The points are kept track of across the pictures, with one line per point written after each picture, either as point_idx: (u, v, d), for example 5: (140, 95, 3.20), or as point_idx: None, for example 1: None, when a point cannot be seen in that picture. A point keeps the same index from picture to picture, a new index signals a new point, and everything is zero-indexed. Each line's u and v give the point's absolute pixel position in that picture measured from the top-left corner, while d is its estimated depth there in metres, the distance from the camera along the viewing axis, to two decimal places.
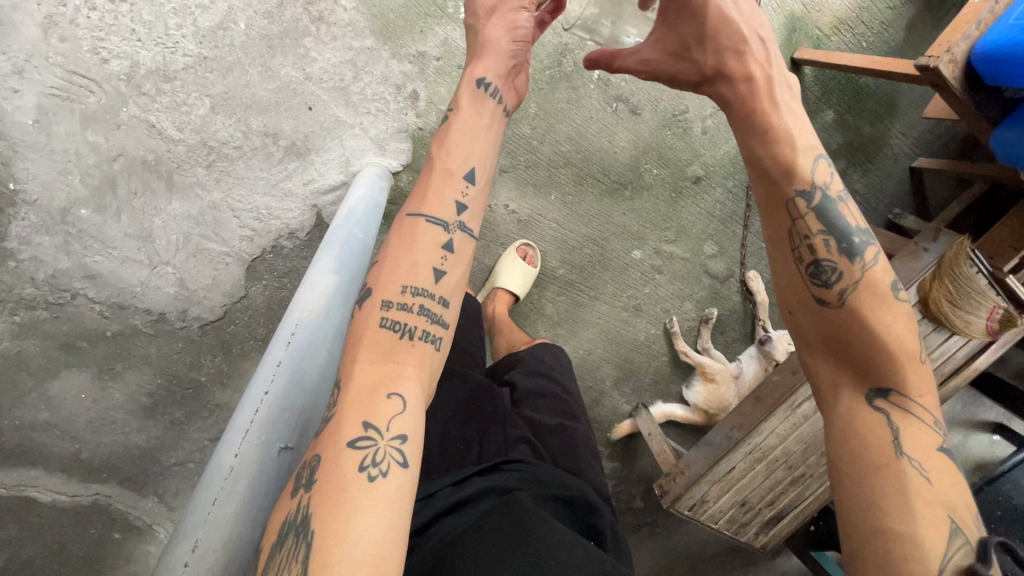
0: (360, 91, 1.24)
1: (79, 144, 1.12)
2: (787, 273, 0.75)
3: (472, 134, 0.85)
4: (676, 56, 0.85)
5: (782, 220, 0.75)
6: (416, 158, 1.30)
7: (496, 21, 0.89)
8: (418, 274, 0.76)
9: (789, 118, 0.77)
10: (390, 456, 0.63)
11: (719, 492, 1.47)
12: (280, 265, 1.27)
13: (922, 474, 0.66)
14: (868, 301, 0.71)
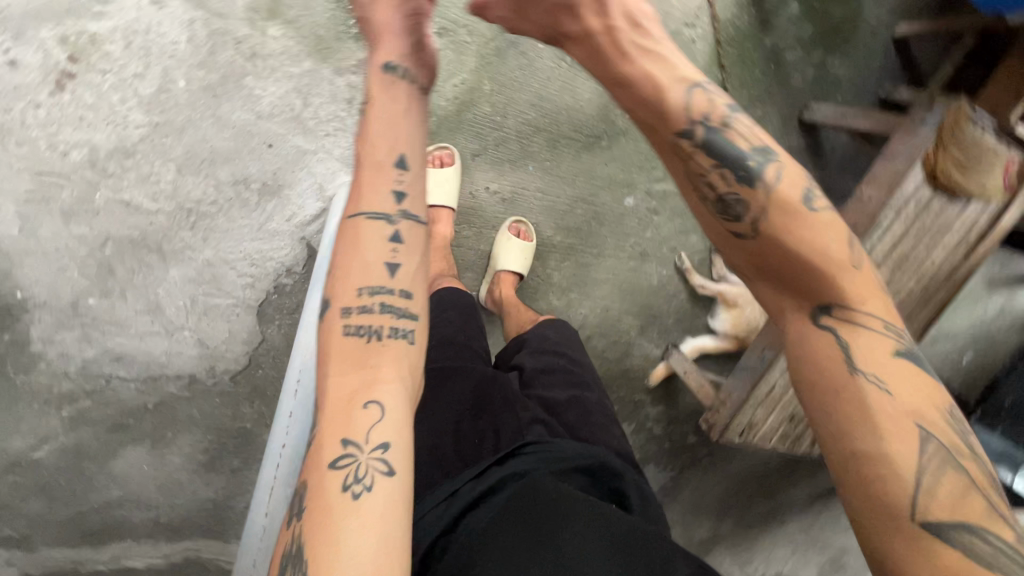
0: (313, 115, 1.23)
1: (67, 239, 1.16)
2: (700, 212, 0.74)
3: (392, 122, 0.86)
4: (517, 14, 0.92)
5: (676, 164, 0.75)
6: None
7: (380, 4, 0.95)
8: (371, 275, 0.77)
9: (647, 65, 0.79)
10: (375, 468, 0.65)
11: (765, 413, 1.47)
12: (288, 302, 1.28)
13: (879, 385, 0.65)
14: (781, 222, 0.69)
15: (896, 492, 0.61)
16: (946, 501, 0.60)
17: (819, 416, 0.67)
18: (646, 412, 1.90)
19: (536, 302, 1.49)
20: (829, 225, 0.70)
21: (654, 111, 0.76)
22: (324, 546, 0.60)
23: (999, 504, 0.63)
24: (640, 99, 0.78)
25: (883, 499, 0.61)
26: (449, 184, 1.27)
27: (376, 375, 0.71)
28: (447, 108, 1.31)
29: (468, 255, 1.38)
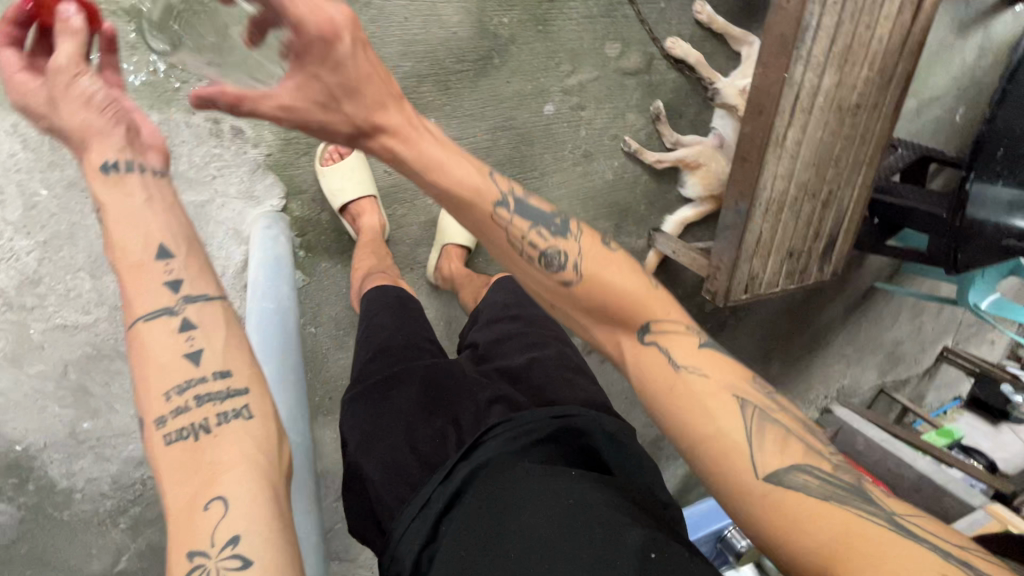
0: (191, 163, 1.07)
1: (29, 384, 1.12)
2: (532, 276, 0.80)
3: (134, 215, 0.73)
4: (323, 107, 0.66)
5: (498, 234, 0.78)
6: (290, 181, 1.17)
7: (64, 106, 0.73)
8: (171, 373, 0.68)
9: (443, 146, 0.76)
10: (228, 568, 0.57)
11: (763, 260, 1.42)
12: None
13: (699, 375, 0.74)
14: (594, 263, 0.79)
15: (744, 469, 0.67)
16: (775, 451, 0.67)
17: (663, 412, 0.74)
18: None
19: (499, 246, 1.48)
20: (626, 263, 0.82)
21: (466, 185, 0.75)
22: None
23: (816, 442, 0.72)
24: (445, 184, 0.74)
25: (736, 480, 0.67)
26: (360, 172, 1.20)
27: (215, 469, 0.63)
28: None
29: (413, 231, 1.34)
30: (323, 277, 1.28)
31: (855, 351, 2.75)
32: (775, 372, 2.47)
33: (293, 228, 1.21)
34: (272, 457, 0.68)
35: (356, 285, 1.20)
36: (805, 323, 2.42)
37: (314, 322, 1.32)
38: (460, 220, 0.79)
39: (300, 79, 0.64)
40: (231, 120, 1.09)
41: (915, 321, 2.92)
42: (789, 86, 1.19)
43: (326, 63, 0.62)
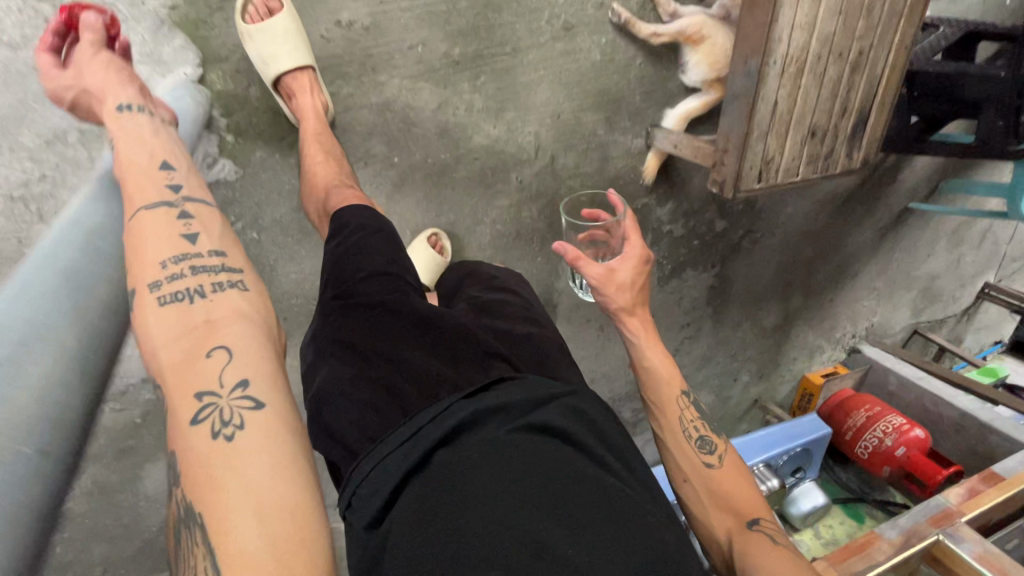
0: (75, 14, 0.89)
1: None
2: (687, 455, 1.04)
3: (138, 138, 0.85)
4: (619, 287, 1.14)
5: (672, 414, 1.08)
6: (207, 46, 0.99)
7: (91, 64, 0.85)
8: (166, 245, 0.79)
9: (654, 353, 1.14)
10: (238, 405, 0.71)
11: (779, 140, 1.20)
12: None
13: (788, 555, 0.92)
14: (734, 466, 1.05)
15: None
16: None
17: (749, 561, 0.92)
18: (657, 216, 1.66)
19: (471, 140, 1.29)
20: (748, 475, 1.06)
21: (662, 371, 1.12)
22: (214, 485, 0.65)
23: None
24: (653, 369, 1.13)
25: None
26: (293, 35, 0.99)
27: (211, 322, 0.77)
28: None
29: (364, 117, 1.16)
30: (260, 170, 1.11)
31: (885, 285, 2.50)
32: (795, 306, 2.26)
33: (216, 104, 1.03)
34: (264, 321, 0.84)
35: (315, 196, 1.05)
36: (830, 250, 2.19)
37: (256, 227, 1.16)
38: (649, 394, 1.12)
39: (616, 270, 1.14)
40: None
41: (955, 253, 2.64)
42: None
43: (637, 261, 1.15)
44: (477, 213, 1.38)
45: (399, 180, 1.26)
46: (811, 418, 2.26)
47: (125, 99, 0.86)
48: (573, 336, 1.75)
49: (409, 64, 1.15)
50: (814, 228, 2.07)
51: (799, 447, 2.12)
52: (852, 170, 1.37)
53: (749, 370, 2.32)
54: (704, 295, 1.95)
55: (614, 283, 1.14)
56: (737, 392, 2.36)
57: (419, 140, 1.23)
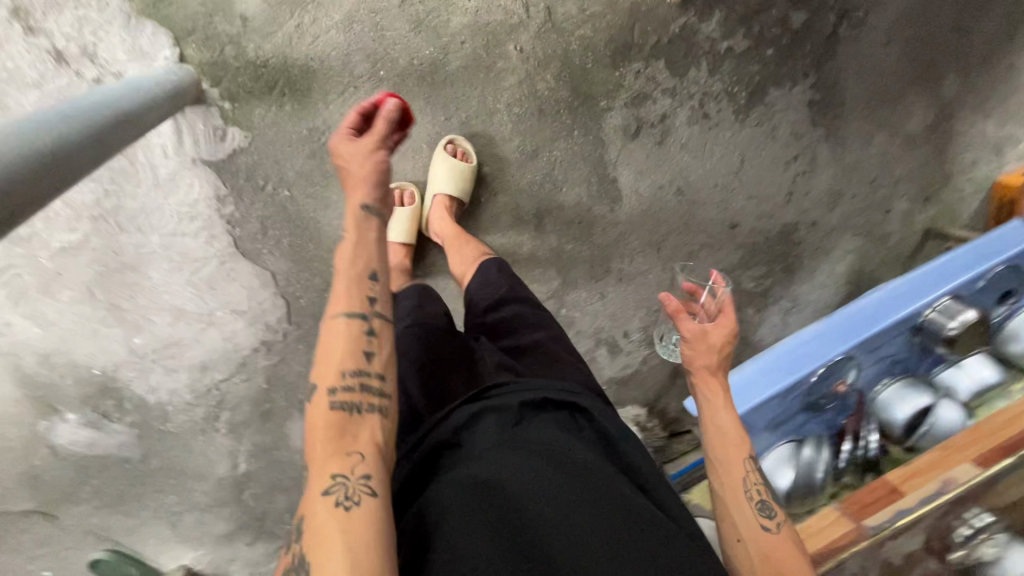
0: (62, 35, 0.99)
1: (70, 310, 1.21)
2: (743, 513, 0.91)
3: (367, 245, 0.76)
4: (708, 352, 1.07)
5: (735, 470, 0.94)
6: (175, 24, 1.05)
7: (365, 161, 0.78)
8: (350, 358, 0.70)
9: (724, 406, 1.02)
10: (359, 496, 0.62)
11: None
12: (253, 227, 1.25)
13: None
14: (796, 541, 0.89)
15: None
16: None
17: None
18: (703, 35, 1.40)
19: (451, 23, 1.20)
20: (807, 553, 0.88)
21: (729, 425, 1.00)
22: (325, 551, 0.59)
23: None
24: (721, 420, 1.01)
25: None
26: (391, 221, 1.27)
27: (357, 429, 0.68)
28: None
29: (337, 37, 1.14)
30: (266, 126, 1.16)
31: None
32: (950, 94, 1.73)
33: (204, 77, 1.10)
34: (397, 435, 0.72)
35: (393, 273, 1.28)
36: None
37: (286, 184, 1.23)
38: (709, 446, 0.98)
39: (701, 341, 1.09)
40: None
41: None
42: None
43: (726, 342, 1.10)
44: (488, 101, 1.29)
45: (394, 92, 1.21)
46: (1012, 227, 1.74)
47: (370, 200, 0.77)
48: (652, 208, 1.55)
49: None
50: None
51: (1000, 264, 1.66)
52: None
53: (906, 195, 1.85)
54: (805, 114, 1.59)
55: (706, 344, 1.09)
56: (898, 228, 1.89)
57: (397, 43, 1.18)
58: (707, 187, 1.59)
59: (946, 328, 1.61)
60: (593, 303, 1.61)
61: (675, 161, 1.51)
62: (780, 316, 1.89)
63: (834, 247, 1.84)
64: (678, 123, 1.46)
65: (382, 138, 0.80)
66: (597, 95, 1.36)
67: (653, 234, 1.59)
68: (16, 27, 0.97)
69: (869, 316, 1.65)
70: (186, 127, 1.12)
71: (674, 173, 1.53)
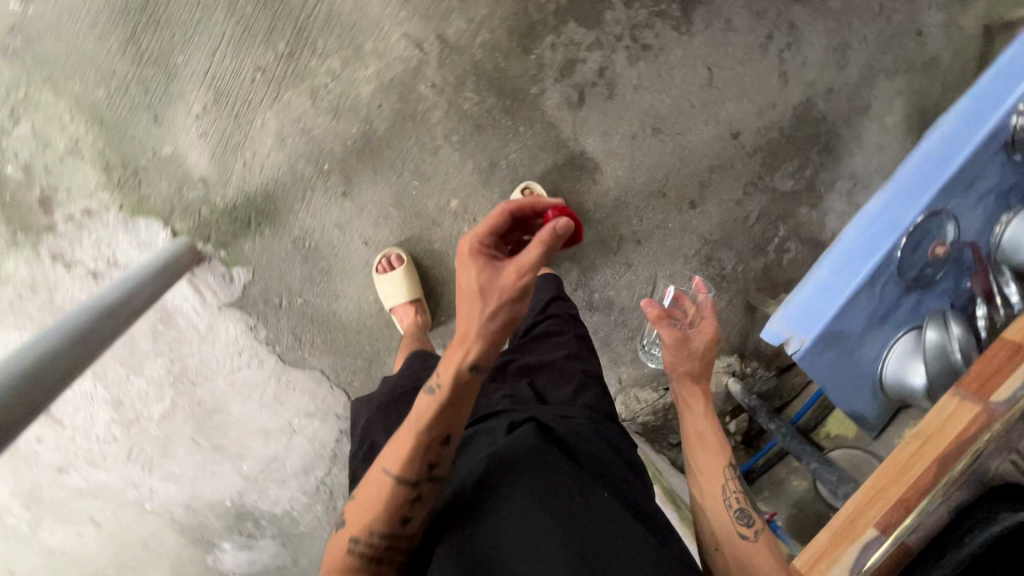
0: (90, 260, 1.23)
1: (189, 462, 1.45)
2: (722, 520, 1.00)
3: (454, 409, 0.76)
4: (687, 365, 1.18)
5: (715, 480, 1.05)
6: (157, 211, 1.24)
7: (477, 314, 0.72)
8: (384, 518, 0.75)
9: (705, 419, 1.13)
10: None
11: None
12: (289, 340, 1.41)
13: None
14: (774, 545, 0.96)
15: None
16: None
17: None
18: None
19: (362, 95, 1.27)
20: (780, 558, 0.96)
21: (712, 437, 1.10)
22: None
23: None
24: (703, 433, 1.12)
25: None
26: (399, 284, 1.35)
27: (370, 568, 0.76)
28: (97, 139, 1.18)
29: (277, 158, 1.27)
30: (259, 255, 1.32)
31: None
32: None
33: (197, 240, 1.28)
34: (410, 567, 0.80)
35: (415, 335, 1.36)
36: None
37: (297, 293, 1.38)
38: (694, 456, 1.09)
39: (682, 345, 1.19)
40: (75, 210, 1.20)
41: None
42: None
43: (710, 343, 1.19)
44: (426, 143, 1.33)
45: (345, 179, 1.32)
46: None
47: (467, 362, 0.74)
48: (635, 160, 1.48)
49: (263, 92, 1.22)
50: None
51: None
52: None
53: (935, 5, 1.54)
54: None
55: (687, 350, 1.19)
56: (943, 44, 1.57)
57: (326, 135, 1.28)
58: (685, 113, 1.47)
59: None
60: (623, 275, 1.57)
61: (636, 104, 1.43)
62: (842, 201, 1.66)
63: (871, 101, 1.58)
64: (620, 69, 1.39)
65: (525, 286, 0.72)
66: (524, 86, 1.35)
67: (650, 184, 1.51)
68: (60, 267, 1.23)
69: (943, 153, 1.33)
70: (202, 285, 1.32)
71: (641, 116, 1.44)
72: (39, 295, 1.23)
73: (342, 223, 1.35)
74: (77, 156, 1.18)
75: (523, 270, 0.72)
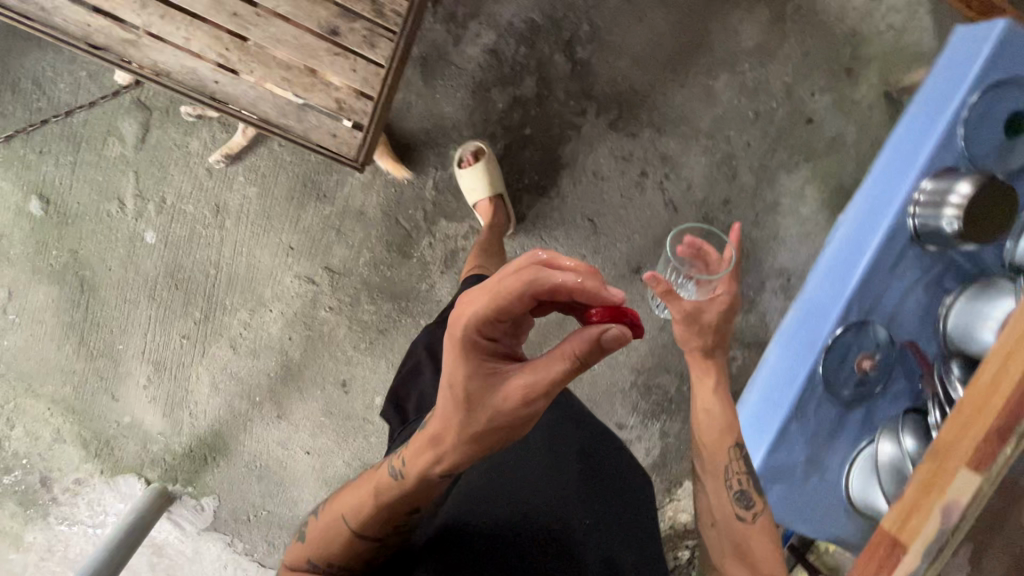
0: (88, 517, 1.47)
1: None
2: (720, 501, 0.94)
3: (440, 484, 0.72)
4: (701, 326, 1.03)
5: (722, 456, 0.97)
6: (130, 466, 1.46)
7: (476, 418, 0.63)
8: (361, 535, 0.75)
9: (718, 396, 1.02)
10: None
11: (309, 87, 0.97)
12: (262, 547, 1.55)
13: None
14: (770, 531, 0.90)
15: None
16: None
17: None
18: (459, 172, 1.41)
19: (271, 333, 1.43)
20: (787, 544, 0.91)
21: (723, 416, 1.01)
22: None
23: None
24: (710, 408, 1.02)
25: None
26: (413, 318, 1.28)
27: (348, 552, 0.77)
28: (74, 423, 1.42)
29: (214, 401, 1.45)
30: (219, 481, 1.50)
31: None
32: None
33: (166, 481, 1.48)
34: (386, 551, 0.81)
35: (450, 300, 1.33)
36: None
37: (260, 506, 1.53)
38: (699, 435, 1.00)
39: (694, 317, 1.03)
40: (67, 481, 1.45)
41: None
42: (48, 19, 0.90)
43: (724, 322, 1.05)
44: (339, 357, 1.46)
45: (275, 404, 1.47)
46: (982, 27, 1.20)
47: (454, 455, 0.67)
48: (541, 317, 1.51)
49: (192, 353, 1.42)
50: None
51: (960, 110, 1.17)
52: None
53: (818, 90, 1.47)
54: (619, 134, 1.44)
55: (700, 323, 1.03)
56: (842, 122, 1.49)
57: (251, 372, 1.45)
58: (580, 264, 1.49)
59: (947, 229, 1.16)
60: None
61: None
62: (779, 296, 1.56)
63: (778, 197, 1.51)
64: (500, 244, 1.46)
65: (531, 412, 0.62)
66: (413, 285, 1.45)
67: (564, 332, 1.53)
68: (68, 528, 1.47)
69: (846, 262, 1.29)
70: (178, 516, 1.50)
71: None
72: (56, 553, 1.48)
73: (282, 440, 1.49)
74: (62, 440, 1.42)
75: (532, 396, 0.60)
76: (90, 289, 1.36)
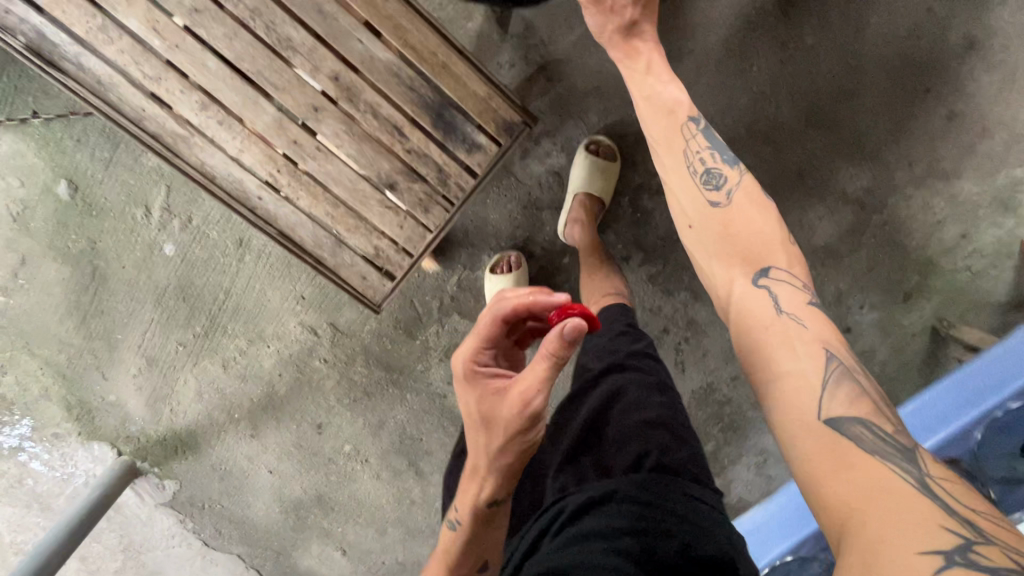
0: (58, 465, 1.56)
1: None
2: (685, 188, 0.87)
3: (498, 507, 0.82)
4: None
5: (680, 145, 0.90)
6: (106, 435, 1.54)
7: (506, 433, 0.75)
8: None
9: (674, 93, 0.94)
10: None
11: (354, 231, 0.93)
12: (210, 530, 1.67)
13: (800, 323, 0.69)
14: (752, 194, 0.84)
15: None
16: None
17: (772, 381, 0.66)
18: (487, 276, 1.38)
19: (264, 364, 1.46)
20: (774, 212, 0.83)
21: (670, 103, 0.93)
22: None
23: None
24: (660, 100, 0.94)
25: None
26: None
27: None
28: (62, 388, 1.48)
29: (197, 405, 1.51)
30: (185, 469, 1.58)
31: None
32: (863, 187, 1.31)
33: (136, 455, 1.56)
34: None
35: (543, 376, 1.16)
36: (841, 82, 1.24)
37: (217, 500, 1.63)
38: (648, 119, 0.94)
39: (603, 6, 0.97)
40: (46, 431, 1.53)
41: None
42: (101, 92, 0.85)
43: None
44: (320, 402, 1.50)
45: (252, 424, 1.53)
46: None
47: (502, 470, 0.79)
48: None
49: (186, 360, 1.46)
50: (763, 97, 1.24)
51: (995, 411, 1.17)
52: (523, 127, 0.88)
53: (870, 304, 1.40)
54: (656, 287, 1.38)
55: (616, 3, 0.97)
56: (880, 341, 1.43)
57: (236, 392, 1.49)
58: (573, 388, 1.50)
59: None
60: None
61: None
62: (752, 473, 1.57)
63: None
64: None
65: (534, 412, 0.73)
66: (410, 363, 1.46)
67: None
68: (38, 468, 1.57)
69: None
70: (141, 486, 1.61)
71: None
72: (25, 484, 1.59)
73: (250, 454, 1.57)
74: (47, 398, 1.49)
75: (529, 398, 0.72)
76: (102, 281, 1.37)
